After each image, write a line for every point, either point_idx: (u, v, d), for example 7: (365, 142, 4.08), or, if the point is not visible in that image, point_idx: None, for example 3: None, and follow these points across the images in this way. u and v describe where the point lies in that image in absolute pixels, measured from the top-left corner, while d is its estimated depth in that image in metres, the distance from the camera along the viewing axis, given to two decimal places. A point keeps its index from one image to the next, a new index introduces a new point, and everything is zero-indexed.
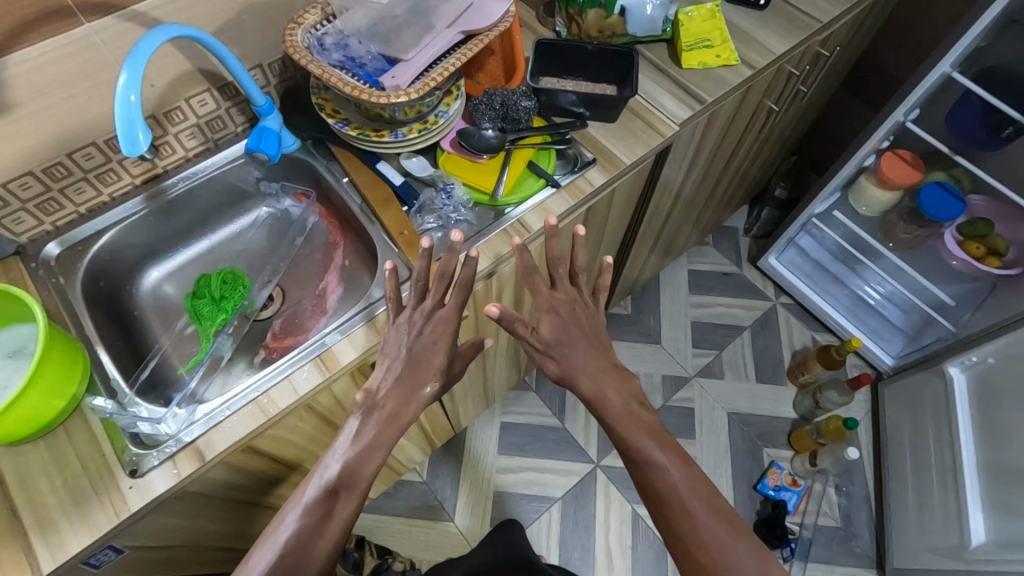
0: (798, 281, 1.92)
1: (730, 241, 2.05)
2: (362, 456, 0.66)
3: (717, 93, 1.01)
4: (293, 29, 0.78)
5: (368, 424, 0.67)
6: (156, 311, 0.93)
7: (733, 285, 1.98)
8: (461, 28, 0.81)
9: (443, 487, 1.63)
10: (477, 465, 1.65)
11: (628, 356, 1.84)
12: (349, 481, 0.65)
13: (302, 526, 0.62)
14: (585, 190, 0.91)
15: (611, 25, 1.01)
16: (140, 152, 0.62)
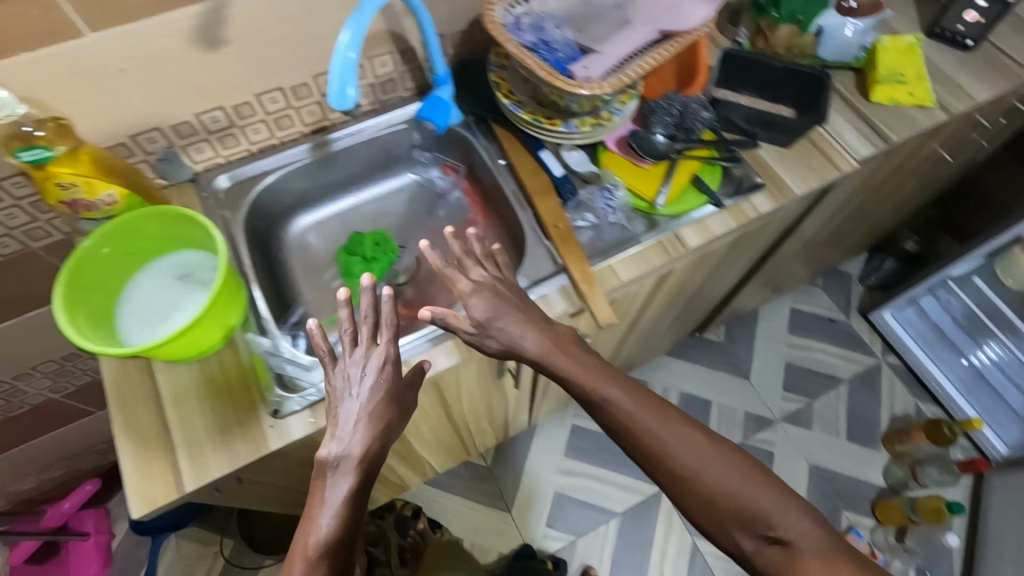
0: (913, 343, 1.80)
1: (841, 286, 1.92)
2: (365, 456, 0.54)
3: (906, 134, 0.93)
4: (493, 4, 0.77)
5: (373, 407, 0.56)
6: (298, 257, 0.96)
7: (836, 334, 1.86)
8: (659, 27, 0.78)
9: (504, 476, 1.62)
10: (541, 461, 1.63)
11: (712, 385, 1.77)
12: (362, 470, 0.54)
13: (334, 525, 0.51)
14: (748, 214, 0.86)
15: (801, 44, 0.95)
16: (348, 109, 0.64)
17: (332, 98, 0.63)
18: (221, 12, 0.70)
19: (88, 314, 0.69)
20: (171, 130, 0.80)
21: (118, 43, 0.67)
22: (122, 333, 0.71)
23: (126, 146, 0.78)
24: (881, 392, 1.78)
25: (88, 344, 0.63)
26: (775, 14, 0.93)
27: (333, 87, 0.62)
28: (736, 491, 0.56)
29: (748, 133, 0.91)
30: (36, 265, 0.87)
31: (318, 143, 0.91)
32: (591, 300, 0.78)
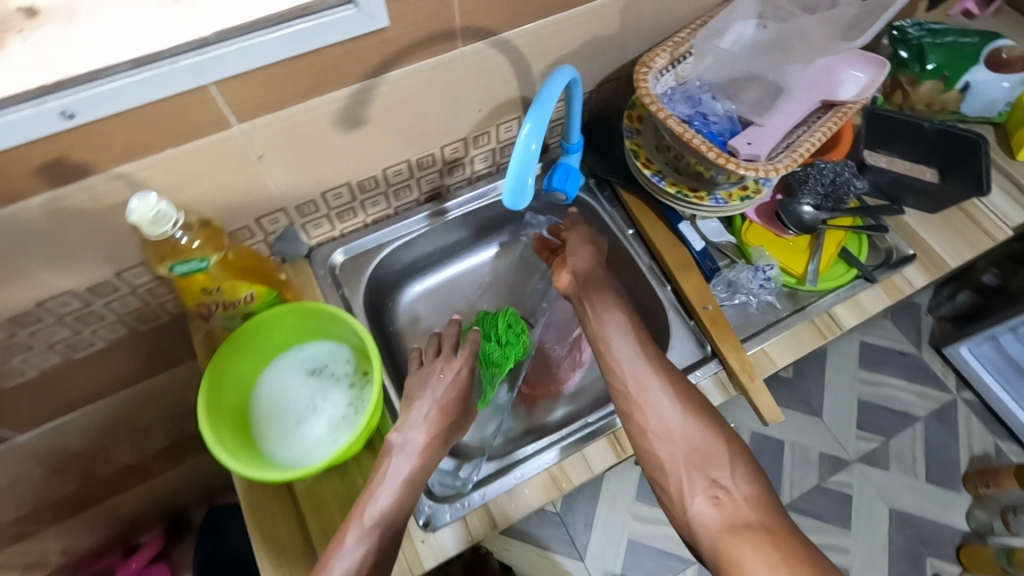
0: (991, 379, 1.68)
1: (910, 317, 1.84)
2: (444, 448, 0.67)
3: None
4: (645, 73, 0.72)
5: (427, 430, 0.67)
6: (409, 329, 0.90)
7: (907, 368, 1.78)
8: (821, 96, 0.73)
9: (577, 521, 1.44)
10: (614, 502, 1.46)
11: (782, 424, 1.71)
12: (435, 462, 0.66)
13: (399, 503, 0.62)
14: (902, 289, 0.81)
15: (944, 100, 0.89)
16: (519, 206, 0.61)
17: (506, 195, 0.60)
18: (369, 94, 0.64)
19: (228, 425, 0.63)
20: (295, 210, 0.74)
21: (263, 132, 0.61)
22: (260, 439, 0.66)
23: (248, 229, 0.72)
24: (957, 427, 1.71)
25: (247, 471, 0.59)
26: (919, 70, 0.87)
27: (511, 181, 0.59)
28: (704, 447, 0.63)
29: (892, 198, 0.85)
30: (141, 346, 0.82)
31: (434, 212, 0.86)
32: (752, 393, 0.72)
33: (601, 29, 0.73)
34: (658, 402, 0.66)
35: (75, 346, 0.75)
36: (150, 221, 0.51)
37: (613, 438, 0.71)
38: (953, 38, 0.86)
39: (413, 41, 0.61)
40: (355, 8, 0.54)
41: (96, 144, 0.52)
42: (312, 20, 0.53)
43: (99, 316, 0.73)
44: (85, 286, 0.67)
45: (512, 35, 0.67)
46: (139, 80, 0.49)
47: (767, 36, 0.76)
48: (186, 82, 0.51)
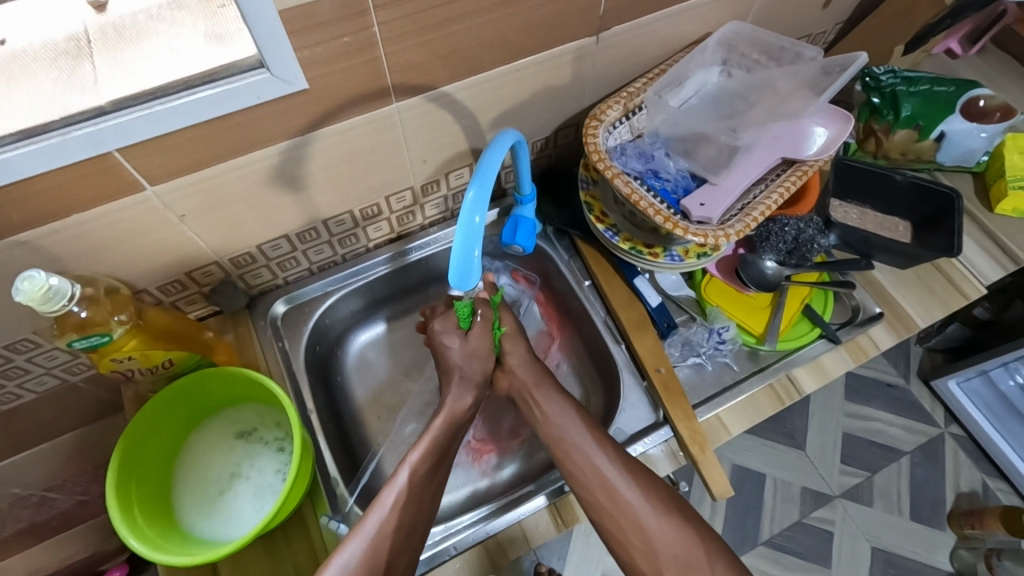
0: (979, 414, 1.49)
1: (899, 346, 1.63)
2: (439, 439, 0.65)
3: None
4: (595, 127, 0.68)
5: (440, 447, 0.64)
6: (359, 377, 0.87)
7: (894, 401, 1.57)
8: (780, 152, 0.69)
9: (550, 555, 1.32)
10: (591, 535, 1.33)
11: (760, 458, 1.52)
12: (432, 451, 0.64)
13: (406, 498, 0.60)
14: (868, 351, 0.77)
15: (919, 149, 0.85)
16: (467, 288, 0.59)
17: (452, 276, 0.57)
18: (299, 152, 0.61)
19: (141, 501, 0.60)
20: (229, 263, 0.71)
21: (180, 193, 0.58)
22: (179, 510, 0.63)
23: (178, 283, 0.69)
24: (944, 464, 1.51)
25: (151, 553, 0.54)
26: (892, 118, 0.83)
27: (456, 260, 0.55)
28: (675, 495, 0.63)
29: (862, 253, 0.81)
30: (78, 394, 0.79)
31: (396, 254, 0.84)
32: (703, 466, 0.68)
33: (552, 79, 0.70)
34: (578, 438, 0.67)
35: (2, 398, 0.72)
36: (41, 300, 0.48)
37: (554, 511, 0.69)
38: (929, 86, 0.83)
39: (342, 100, 0.58)
40: (269, 72, 0.51)
41: None
42: (221, 86, 0.50)
43: (23, 371, 0.70)
44: (1, 344, 0.64)
45: (453, 89, 0.64)
46: (29, 153, 0.46)
47: (731, 84, 0.75)
48: (82, 153, 0.48)
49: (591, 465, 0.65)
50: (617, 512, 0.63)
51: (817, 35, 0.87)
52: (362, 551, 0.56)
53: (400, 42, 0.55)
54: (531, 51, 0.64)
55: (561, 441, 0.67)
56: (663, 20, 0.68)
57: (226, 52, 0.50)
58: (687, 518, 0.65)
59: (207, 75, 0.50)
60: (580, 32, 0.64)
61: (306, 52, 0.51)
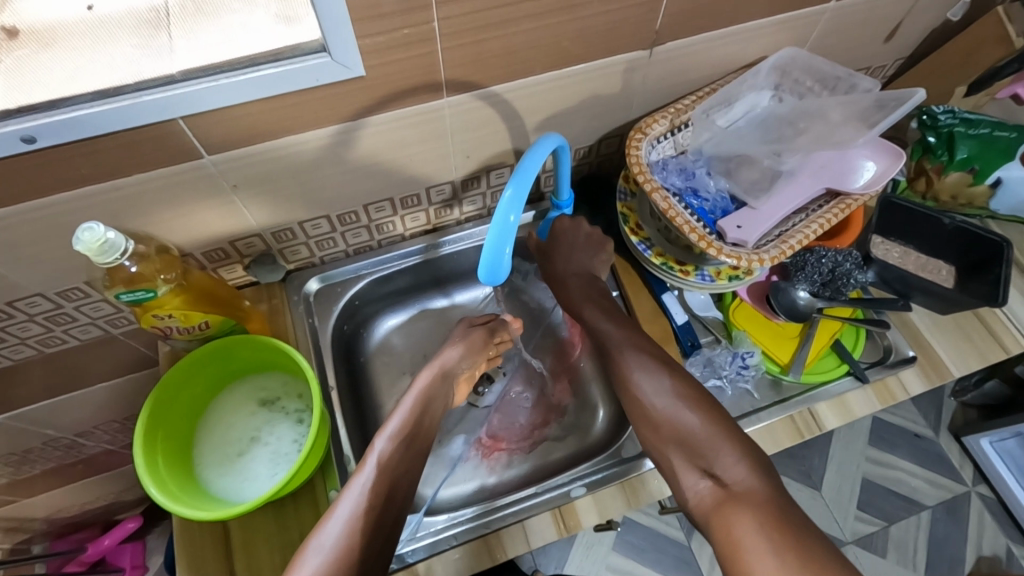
0: (1012, 479, 1.41)
1: (931, 396, 1.57)
2: (414, 419, 0.65)
3: None
4: (639, 140, 0.69)
5: (407, 431, 0.64)
6: (381, 361, 0.89)
7: (920, 452, 1.52)
8: (826, 183, 0.69)
9: (547, 564, 1.32)
10: (589, 548, 1.33)
11: None
12: (406, 430, 0.64)
13: (381, 477, 0.59)
14: (895, 393, 0.75)
15: (971, 194, 0.83)
16: (497, 282, 0.60)
17: (482, 271, 0.59)
18: (348, 137, 0.64)
19: (164, 452, 0.63)
20: (270, 237, 0.74)
21: (235, 164, 0.61)
22: (199, 464, 0.66)
23: (222, 250, 0.72)
24: (968, 524, 1.44)
25: (170, 504, 0.57)
26: (946, 159, 0.81)
27: (488, 255, 0.57)
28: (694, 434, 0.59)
29: (900, 293, 0.80)
30: (117, 346, 0.83)
31: (429, 245, 0.86)
32: None
33: (600, 88, 0.70)
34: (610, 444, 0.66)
35: (48, 341, 0.77)
36: (98, 251, 0.51)
37: (558, 514, 0.69)
38: (989, 130, 0.79)
39: (395, 90, 0.60)
40: (330, 57, 0.53)
41: (63, 166, 0.53)
42: (285, 66, 0.52)
43: (71, 318, 0.74)
44: (55, 290, 0.68)
45: (503, 90, 0.65)
46: (98, 113, 0.49)
47: (782, 109, 0.74)
48: (149, 117, 0.51)
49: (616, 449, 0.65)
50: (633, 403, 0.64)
51: (877, 68, 0.86)
52: (340, 531, 0.55)
53: (456, 39, 0.57)
54: (583, 59, 0.65)
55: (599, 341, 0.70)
56: (719, 40, 0.68)
57: (293, 35, 0.53)
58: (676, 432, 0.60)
59: (273, 54, 0.52)
60: (634, 43, 0.65)
61: (368, 40, 0.53)
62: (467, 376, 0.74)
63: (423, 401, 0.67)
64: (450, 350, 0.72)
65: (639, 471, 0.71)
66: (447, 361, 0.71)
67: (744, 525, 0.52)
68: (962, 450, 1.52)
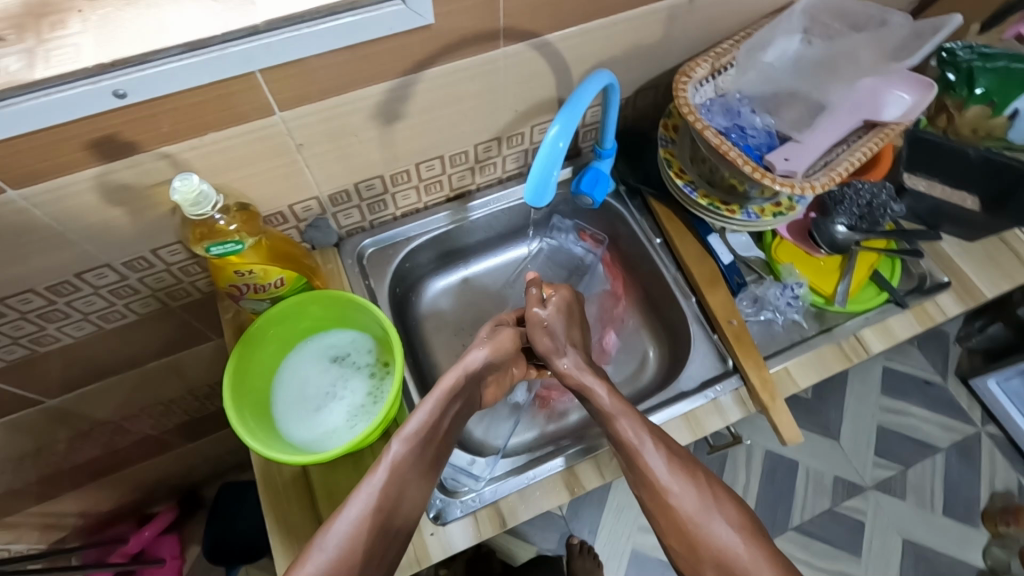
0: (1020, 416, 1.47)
1: (938, 344, 1.63)
2: (432, 422, 0.61)
3: None
4: (685, 83, 0.71)
5: (414, 446, 0.59)
6: (432, 324, 0.91)
7: (931, 398, 1.57)
8: (863, 115, 0.73)
9: (582, 531, 1.35)
10: (622, 510, 1.37)
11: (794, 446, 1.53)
12: (424, 432, 0.60)
13: (391, 482, 0.57)
14: (934, 316, 0.79)
15: (991, 126, 0.87)
16: (540, 204, 0.61)
17: (528, 194, 0.60)
18: (407, 92, 0.65)
19: (248, 407, 0.64)
20: (327, 199, 0.75)
21: (302, 121, 0.62)
22: (277, 417, 0.68)
23: (281, 215, 0.73)
24: (980, 463, 1.50)
25: (265, 451, 0.59)
26: (966, 94, 0.85)
27: (536, 175, 0.58)
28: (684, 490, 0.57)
29: (930, 224, 0.85)
30: (172, 321, 0.84)
31: (455, 211, 0.87)
32: (772, 413, 0.71)
33: (642, 37, 0.73)
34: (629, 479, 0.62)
35: (108, 317, 0.77)
36: (192, 202, 0.52)
37: None
38: (1006, 62, 0.82)
39: (456, 39, 0.62)
40: (403, 4, 0.55)
41: (146, 123, 0.54)
42: (362, 14, 0.54)
43: (133, 290, 0.75)
44: (122, 260, 0.69)
45: (555, 38, 0.67)
46: (187, 64, 0.50)
47: (812, 52, 0.76)
48: (235, 68, 0.52)
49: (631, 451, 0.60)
50: (663, 516, 0.57)
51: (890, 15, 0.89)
52: (345, 534, 0.53)
53: None
54: (629, 5, 0.67)
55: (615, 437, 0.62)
56: None
57: None
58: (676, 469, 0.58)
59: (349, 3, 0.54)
60: None
61: None
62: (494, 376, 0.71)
63: (445, 404, 0.62)
64: (477, 351, 0.67)
65: (700, 402, 0.73)
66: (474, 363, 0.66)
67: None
68: (971, 394, 1.57)
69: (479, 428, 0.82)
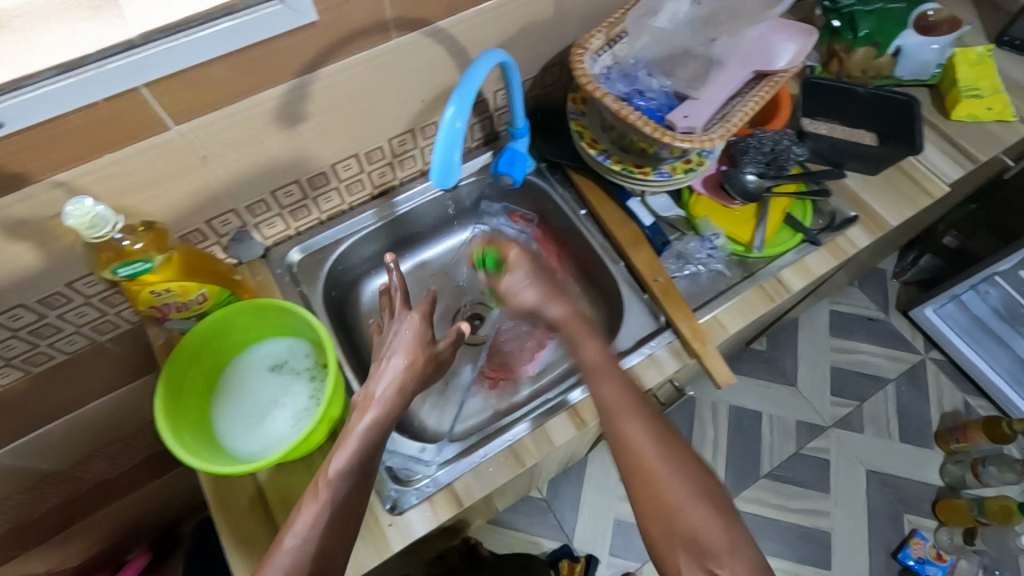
0: (957, 338, 1.57)
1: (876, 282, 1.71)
2: (360, 449, 0.58)
3: (990, 152, 0.90)
4: (582, 54, 0.74)
5: (348, 473, 0.57)
6: (376, 323, 0.91)
7: (878, 333, 1.65)
8: (754, 66, 0.76)
9: (566, 509, 1.38)
10: (602, 482, 1.40)
11: (756, 398, 1.59)
12: (354, 463, 0.58)
13: (325, 517, 0.55)
14: (845, 250, 0.84)
15: (879, 65, 0.92)
16: (447, 186, 0.61)
17: (434, 177, 0.60)
18: (305, 91, 0.65)
19: (185, 426, 0.64)
20: (245, 211, 0.75)
21: (200, 133, 0.61)
22: (218, 431, 0.67)
23: (199, 232, 0.72)
24: (927, 386, 1.59)
25: (205, 466, 0.59)
26: (852, 37, 0.89)
27: (439, 160, 0.59)
28: (655, 461, 0.58)
29: (834, 163, 0.88)
30: (105, 356, 0.82)
31: (381, 208, 0.87)
32: (705, 359, 0.74)
33: (536, 14, 0.74)
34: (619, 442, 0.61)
35: (34, 360, 0.75)
36: (88, 225, 0.51)
37: (572, 414, 0.73)
38: (883, 5, 0.89)
39: (346, 34, 0.62)
40: (283, 3, 0.55)
41: (31, 153, 0.53)
42: (239, 18, 0.54)
43: (55, 329, 0.73)
44: (37, 298, 0.67)
45: (447, 25, 0.69)
46: (65, 86, 0.50)
47: (702, 10, 0.77)
48: (115, 86, 0.52)
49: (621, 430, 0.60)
50: (641, 481, 0.58)
51: None
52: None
53: None
54: None
55: (601, 407, 0.62)
56: None
57: None
58: (659, 439, 0.59)
59: (226, 7, 0.54)
60: None
61: None
62: (436, 361, 0.68)
63: (374, 427, 0.60)
64: (409, 332, 0.66)
65: (639, 360, 0.76)
66: (413, 355, 0.65)
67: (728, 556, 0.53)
68: (912, 324, 1.66)
69: (430, 418, 0.83)
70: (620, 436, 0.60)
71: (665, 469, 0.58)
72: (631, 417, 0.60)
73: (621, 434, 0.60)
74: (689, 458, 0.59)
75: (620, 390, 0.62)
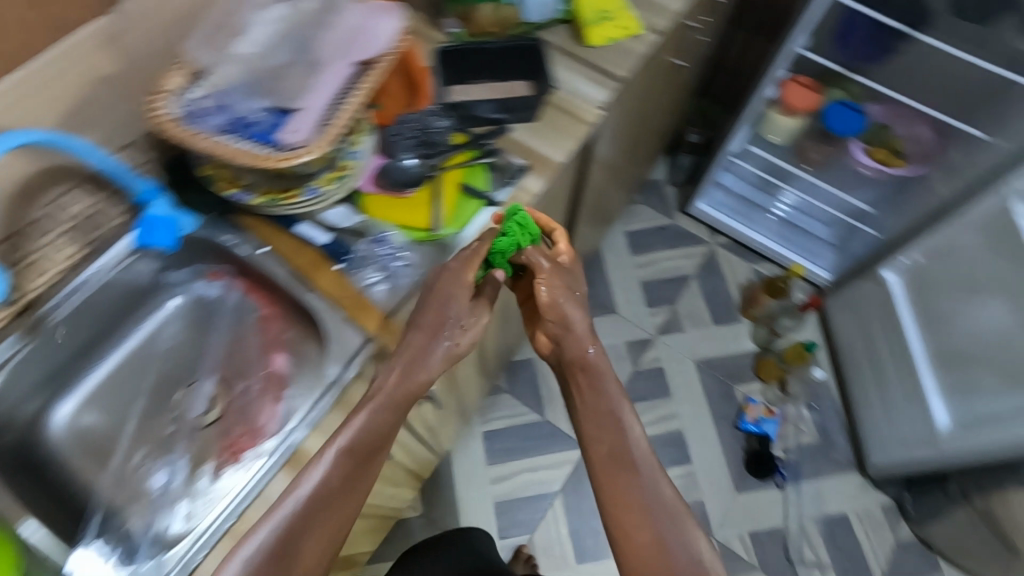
0: (725, 217, 1.67)
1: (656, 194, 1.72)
2: (341, 458, 0.65)
3: (628, 66, 0.97)
4: (157, 103, 0.69)
5: (328, 467, 0.64)
6: (81, 448, 0.80)
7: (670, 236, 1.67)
8: (350, 59, 0.73)
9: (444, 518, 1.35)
10: (466, 477, 1.38)
11: None
12: (347, 451, 0.66)
13: (298, 511, 0.63)
14: (526, 200, 0.86)
15: (507, 15, 0.95)
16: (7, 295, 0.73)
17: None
18: None
19: None
20: None
21: None
22: None
23: None
24: (722, 270, 1.64)
25: None
26: None
27: None
28: (630, 438, 0.71)
29: (495, 121, 0.91)
30: None
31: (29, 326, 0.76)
32: None
33: (96, 68, 0.75)
34: (592, 395, 0.73)
35: None
36: None
37: (287, 465, 0.70)
38: None
39: None
40: None
41: None
42: None
43: None
44: None
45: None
46: None
47: None
48: None
49: (625, 426, 0.71)
50: (596, 445, 0.71)
51: None
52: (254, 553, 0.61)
53: None
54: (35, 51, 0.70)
55: (586, 363, 0.74)
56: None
57: None
58: (619, 440, 0.70)
59: None
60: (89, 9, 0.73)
61: None
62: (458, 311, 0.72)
63: (353, 429, 0.66)
64: (448, 304, 0.71)
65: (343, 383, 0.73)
66: (448, 316, 0.71)
67: (629, 489, 0.68)
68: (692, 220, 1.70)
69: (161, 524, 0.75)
70: (609, 389, 0.73)
71: (633, 452, 0.70)
72: (596, 381, 0.73)
73: (602, 371, 0.74)
74: (607, 399, 0.72)
75: (592, 333, 0.75)
